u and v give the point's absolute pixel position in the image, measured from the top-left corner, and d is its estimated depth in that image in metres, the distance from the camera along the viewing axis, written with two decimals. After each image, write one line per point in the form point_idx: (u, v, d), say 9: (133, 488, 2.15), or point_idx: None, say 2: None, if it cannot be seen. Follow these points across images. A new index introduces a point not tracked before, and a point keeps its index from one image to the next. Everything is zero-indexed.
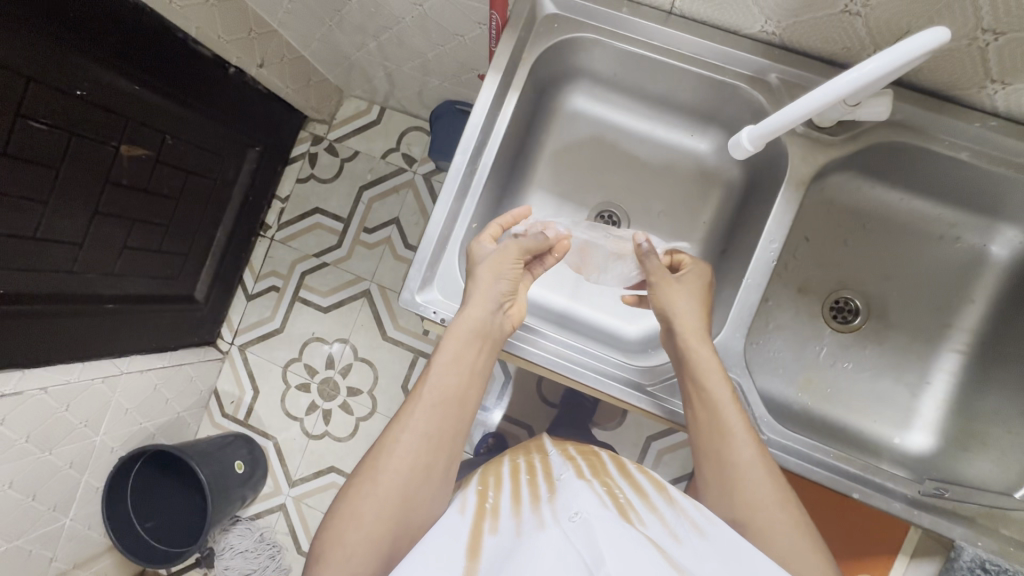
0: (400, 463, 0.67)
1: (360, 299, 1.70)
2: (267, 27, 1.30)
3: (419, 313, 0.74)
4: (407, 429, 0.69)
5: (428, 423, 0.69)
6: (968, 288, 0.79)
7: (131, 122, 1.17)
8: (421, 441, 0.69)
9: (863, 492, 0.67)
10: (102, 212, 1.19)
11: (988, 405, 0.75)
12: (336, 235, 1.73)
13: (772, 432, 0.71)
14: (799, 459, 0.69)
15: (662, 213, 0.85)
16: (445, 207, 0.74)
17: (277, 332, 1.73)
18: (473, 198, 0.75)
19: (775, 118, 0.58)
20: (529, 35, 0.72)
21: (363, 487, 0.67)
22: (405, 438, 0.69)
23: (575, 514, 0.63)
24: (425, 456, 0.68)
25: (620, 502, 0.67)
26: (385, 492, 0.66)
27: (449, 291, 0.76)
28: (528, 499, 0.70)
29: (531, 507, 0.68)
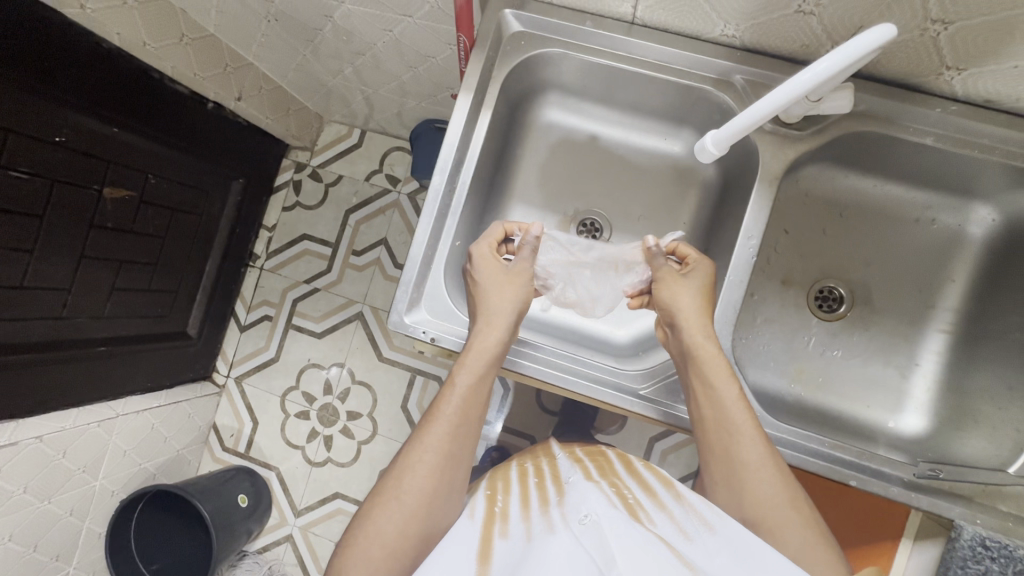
0: (416, 480, 0.69)
1: (354, 322, 1.70)
2: (243, 61, 1.32)
3: (409, 333, 0.74)
4: (424, 446, 0.70)
5: (445, 439, 0.71)
6: (948, 268, 0.80)
7: (112, 164, 1.18)
8: (437, 457, 0.70)
9: (860, 478, 0.67)
10: (88, 256, 1.19)
11: (979, 383, 0.76)
12: (326, 260, 1.73)
13: (766, 426, 0.71)
14: (795, 450, 0.70)
15: (642, 217, 0.86)
16: (427, 226, 0.74)
17: (273, 362, 1.73)
18: (455, 216, 0.76)
19: (737, 121, 0.59)
20: (497, 53, 0.74)
21: (382, 508, 0.68)
22: (422, 455, 0.70)
23: (584, 517, 0.64)
24: (439, 474, 0.69)
25: (631, 501, 0.69)
26: (405, 510, 0.67)
27: (438, 310, 0.76)
28: (537, 503, 0.71)
29: (540, 511, 0.69)
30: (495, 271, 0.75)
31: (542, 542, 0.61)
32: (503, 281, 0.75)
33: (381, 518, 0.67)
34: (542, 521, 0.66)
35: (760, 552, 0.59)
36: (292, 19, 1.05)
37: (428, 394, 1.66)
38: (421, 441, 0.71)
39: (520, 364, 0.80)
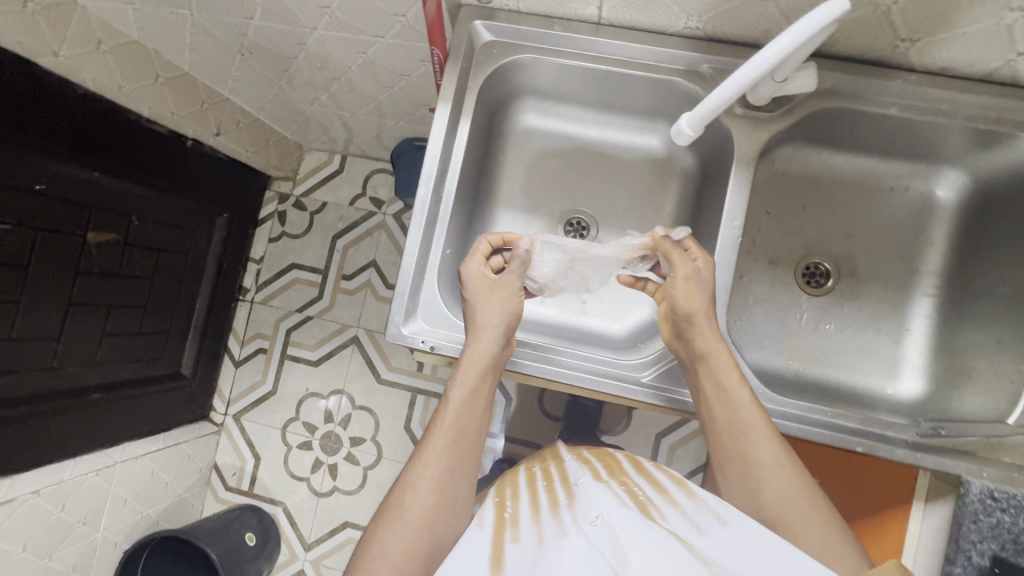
0: (422, 496, 0.69)
1: (350, 346, 1.69)
2: (218, 97, 1.33)
3: (408, 344, 0.74)
4: (428, 461, 0.71)
5: (446, 455, 0.71)
6: (926, 234, 0.82)
7: (95, 209, 1.17)
8: (442, 473, 0.71)
9: (866, 444, 0.68)
10: (75, 303, 1.17)
11: (971, 339, 0.77)
12: (317, 287, 1.73)
13: (768, 402, 0.72)
14: (798, 422, 0.71)
15: (628, 211, 0.88)
16: (418, 236, 0.75)
17: (271, 394, 1.71)
18: (444, 224, 0.76)
19: (709, 100, 0.61)
20: (471, 63, 0.75)
21: (388, 528, 0.68)
22: (426, 471, 0.70)
23: (595, 518, 0.64)
24: (443, 490, 0.70)
25: (641, 497, 0.69)
26: (412, 526, 0.67)
27: (435, 318, 0.77)
28: (547, 506, 0.71)
29: (550, 514, 0.69)
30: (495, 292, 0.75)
31: (556, 548, 0.61)
32: (496, 295, 0.75)
33: (388, 539, 0.67)
34: (553, 526, 0.66)
35: (773, 548, 0.59)
36: (266, 51, 1.06)
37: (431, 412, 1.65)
38: (424, 457, 0.71)
39: (521, 364, 0.80)
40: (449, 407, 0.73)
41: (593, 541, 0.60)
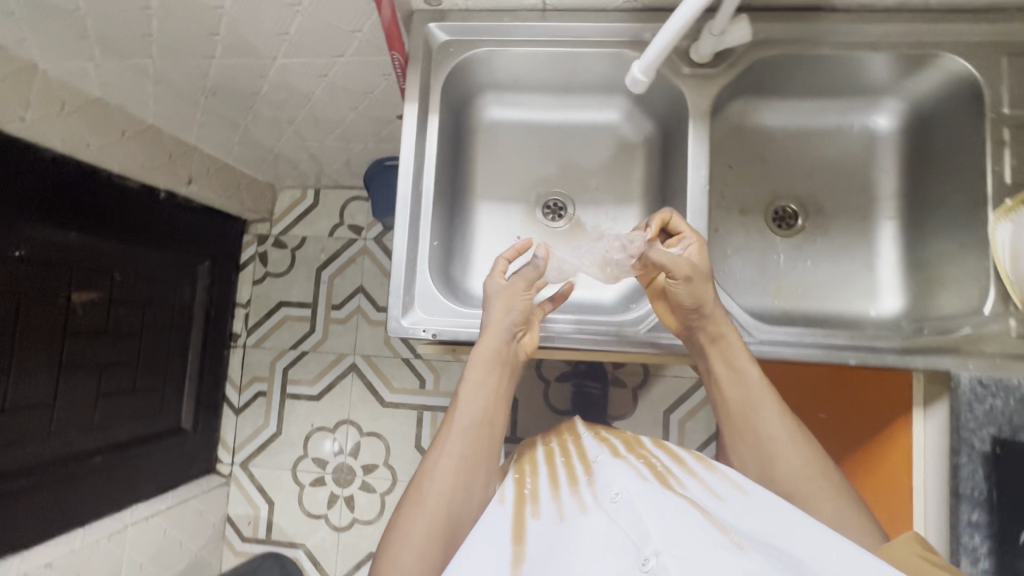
0: (441, 482, 0.70)
1: (349, 375, 1.69)
2: (186, 146, 1.35)
3: (410, 335, 0.76)
4: (445, 448, 0.73)
5: (465, 443, 0.73)
6: (876, 163, 0.88)
7: (76, 270, 1.18)
8: (457, 460, 0.72)
9: (858, 355, 0.72)
10: (67, 366, 1.16)
11: (935, 249, 0.81)
12: (308, 321, 1.73)
13: (761, 332, 0.76)
14: (791, 348, 0.74)
15: (600, 185, 0.92)
16: (403, 230, 0.77)
17: (276, 436, 1.69)
18: (427, 216, 0.79)
19: (655, 44, 0.66)
20: (431, 63, 0.79)
21: (410, 513, 0.69)
22: (443, 457, 0.72)
23: (616, 496, 0.65)
24: (463, 476, 0.71)
25: (660, 468, 0.71)
26: (431, 511, 0.68)
27: (432, 307, 0.78)
28: (566, 482, 0.73)
29: (570, 490, 0.71)
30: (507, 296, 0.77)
31: (579, 530, 0.62)
32: (506, 298, 0.76)
33: (410, 523, 0.68)
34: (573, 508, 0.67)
35: (791, 517, 0.59)
36: (230, 92, 1.10)
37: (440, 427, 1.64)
38: (441, 445, 0.74)
39: None
40: (462, 400, 0.76)
41: (613, 519, 0.61)
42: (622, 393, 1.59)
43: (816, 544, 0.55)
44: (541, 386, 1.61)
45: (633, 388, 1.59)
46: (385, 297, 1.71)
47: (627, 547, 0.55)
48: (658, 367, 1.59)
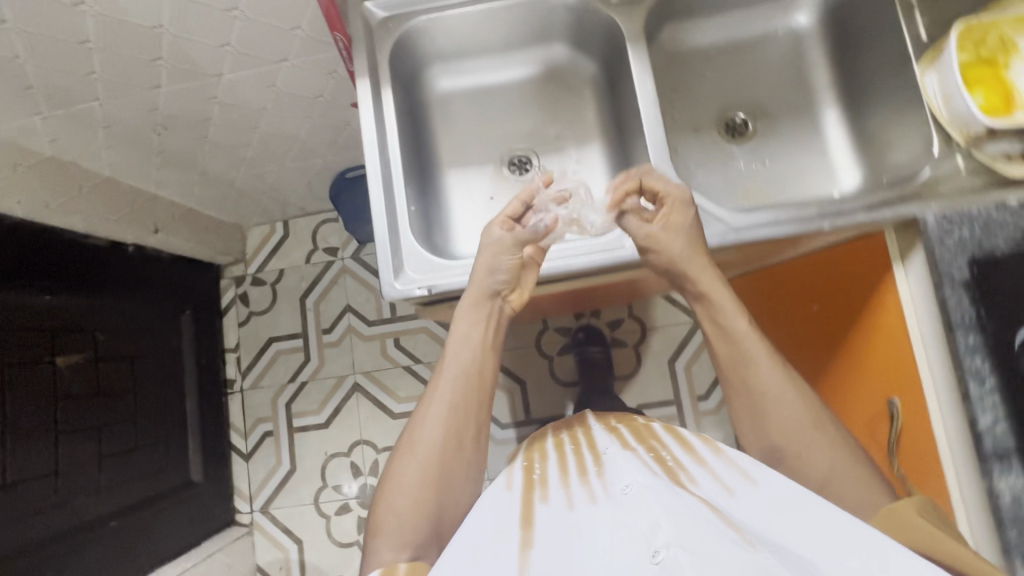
0: (431, 436, 0.74)
1: (354, 395, 1.67)
2: (146, 194, 1.35)
3: (406, 295, 0.76)
4: (434, 401, 0.76)
5: (453, 394, 0.76)
6: (805, 59, 0.94)
7: (56, 333, 1.15)
8: (446, 415, 0.75)
9: (832, 221, 0.75)
10: (64, 432, 1.13)
11: (877, 120, 0.86)
12: (301, 352, 1.71)
13: (739, 221, 0.77)
14: (770, 228, 0.76)
15: (557, 132, 0.95)
16: (380, 197, 0.77)
17: (292, 473, 1.65)
18: (399, 181, 0.80)
19: None
20: (374, 40, 0.82)
21: (404, 459, 0.75)
22: (433, 411, 0.76)
23: (627, 487, 0.63)
24: (453, 426, 0.75)
25: (670, 463, 0.68)
26: (421, 464, 0.73)
27: (422, 265, 0.78)
28: (574, 470, 0.73)
29: (579, 479, 0.70)
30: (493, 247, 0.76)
31: (589, 524, 0.61)
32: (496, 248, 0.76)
33: (405, 468, 0.74)
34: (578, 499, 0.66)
35: (810, 509, 0.56)
36: (182, 124, 1.11)
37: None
38: (431, 398, 0.77)
39: None
40: (451, 355, 0.77)
41: (619, 513, 0.59)
42: (625, 353, 1.61)
43: (839, 537, 0.52)
44: (545, 362, 1.63)
45: (635, 346, 1.61)
46: (374, 311, 1.70)
47: (637, 543, 0.53)
48: (654, 320, 1.61)
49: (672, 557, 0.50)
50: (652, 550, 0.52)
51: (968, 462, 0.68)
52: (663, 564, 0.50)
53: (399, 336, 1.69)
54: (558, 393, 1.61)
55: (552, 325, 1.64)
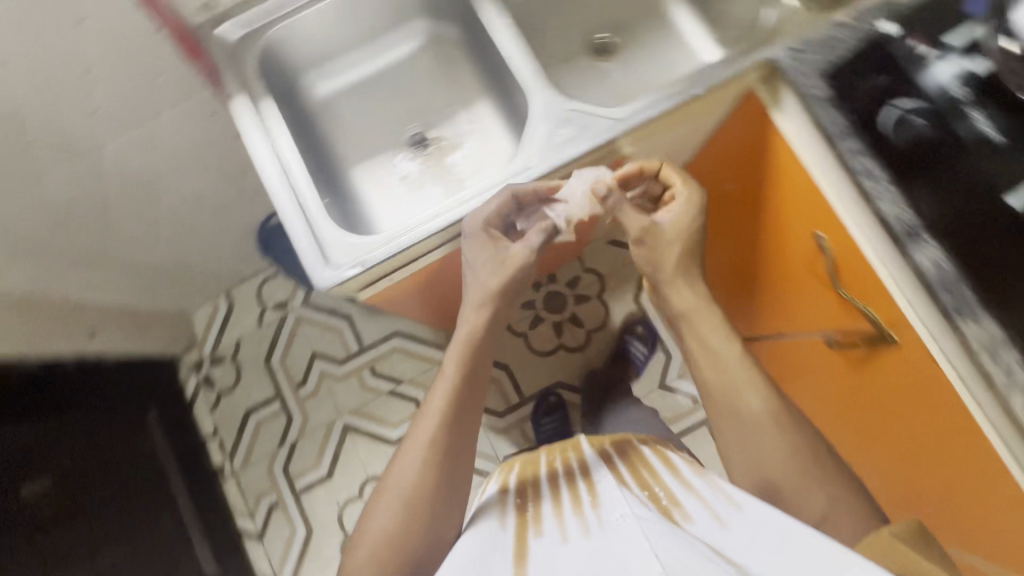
0: (417, 469, 0.86)
1: (348, 437, 1.63)
2: (70, 301, 1.31)
3: (339, 279, 0.75)
4: (423, 434, 0.88)
5: (438, 425, 0.88)
6: None
7: (14, 466, 1.08)
8: (430, 448, 0.87)
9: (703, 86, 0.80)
10: (52, 564, 1.05)
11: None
12: (282, 413, 1.67)
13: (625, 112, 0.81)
14: (653, 110, 0.80)
15: (444, 101, 0.99)
16: (284, 197, 0.79)
17: (310, 536, 1.58)
18: (301, 178, 0.81)
19: None
20: (237, 57, 0.86)
21: (390, 486, 0.87)
22: (420, 444, 0.88)
23: (618, 511, 0.75)
24: (438, 452, 0.87)
25: (665, 502, 0.79)
26: (409, 492, 0.85)
27: (346, 247, 0.78)
28: (569, 504, 0.85)
29: (574, 511, 0.83)
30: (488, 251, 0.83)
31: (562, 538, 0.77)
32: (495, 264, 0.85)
33: (390, 491, 0.86)
34: (559, 527, 0.81)
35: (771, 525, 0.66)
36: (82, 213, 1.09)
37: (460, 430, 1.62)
38: (419, 434, 0.89)
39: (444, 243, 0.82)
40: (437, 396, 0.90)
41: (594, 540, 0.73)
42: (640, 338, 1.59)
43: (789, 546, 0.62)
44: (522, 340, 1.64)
45: (600, 296, 1.65)
46: (342, 349, 1.69)
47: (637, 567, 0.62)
48: (610, 265, 1.66)
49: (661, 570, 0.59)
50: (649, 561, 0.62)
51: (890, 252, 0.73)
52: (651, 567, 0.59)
53: (375, 364, 1.68)
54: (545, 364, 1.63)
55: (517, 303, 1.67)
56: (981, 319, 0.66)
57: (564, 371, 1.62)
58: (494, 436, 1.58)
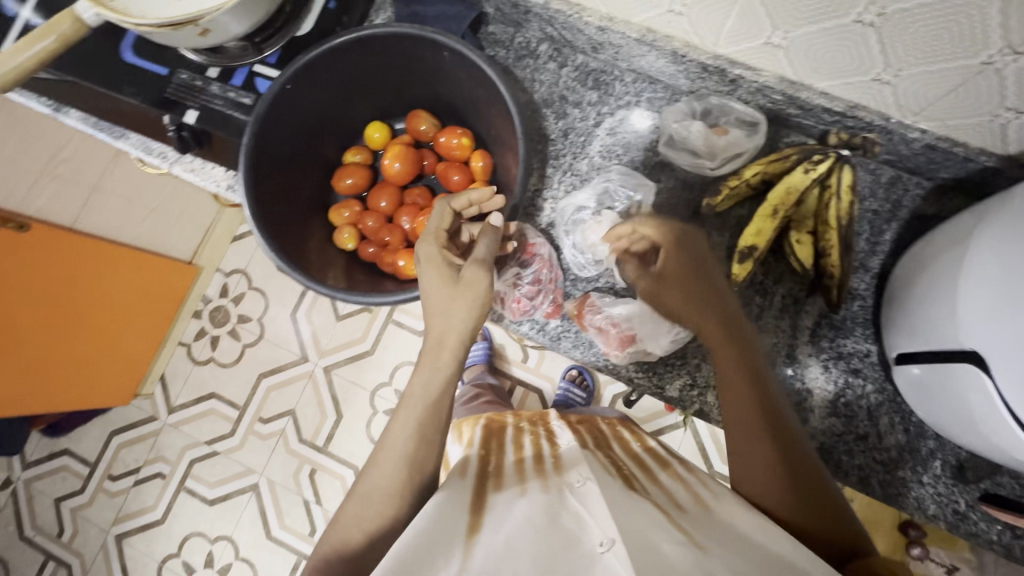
0: (399, 475, 0.51)
1: (126, 546, 1.39)
2: None
3: None
4: (393, 446, 0.52)
5: (425, 392, 0.54)
6: None
7: None
8: (410, 462, 0.51)
9: None
10: None
11: None
12: (68, 521, 1.41)
13: None
14: None
15: None
16: None
17: (163, 518, 1.39)
18: None
19: None
20: None
21: (370, 479, 0.51)
22: (400, 453, 0.52)
23: (580, 479, 0.52)
24: (427, 421, 0.53)
25: (545, 464, 0.59)
26: (392, 494, 0.50)
27: None
28: (535, 459, 0.61)
29: (536, 467, 0.58)
30: (429, 282, 0.56)
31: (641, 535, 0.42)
32: (449, 297, 0.55)
33: (364, 480, 0.51)
34: (548, 499, 0.49)
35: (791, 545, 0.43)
36: None
37: (216, 467, 1.39)
38: (389, 448, 0.52)
39: None
40: (419, 379, 0.54)
41: (563, 512, 0.47)
42: (575, 381, 1.21)
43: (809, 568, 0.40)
44: (191, 365, 1.45)
45: (250, 288, 1.46)
46: (50, 519, 1.41)
47: (555, 556, 0.42)
48: (241, 258, 1.47)
49: (618, 553, 0.41)
50: (595, 545, 0.43)
51: (371, 53, 0.64)
52: (611, 560, 0.41)
53: (110, 470, 1.42)
54: (248, 367, 1.43)
55: (193, 340, 1.47)
56: (124, 136, 0.77)
57: (262, 363, 1.42)
58: (227, 460, 1.39)
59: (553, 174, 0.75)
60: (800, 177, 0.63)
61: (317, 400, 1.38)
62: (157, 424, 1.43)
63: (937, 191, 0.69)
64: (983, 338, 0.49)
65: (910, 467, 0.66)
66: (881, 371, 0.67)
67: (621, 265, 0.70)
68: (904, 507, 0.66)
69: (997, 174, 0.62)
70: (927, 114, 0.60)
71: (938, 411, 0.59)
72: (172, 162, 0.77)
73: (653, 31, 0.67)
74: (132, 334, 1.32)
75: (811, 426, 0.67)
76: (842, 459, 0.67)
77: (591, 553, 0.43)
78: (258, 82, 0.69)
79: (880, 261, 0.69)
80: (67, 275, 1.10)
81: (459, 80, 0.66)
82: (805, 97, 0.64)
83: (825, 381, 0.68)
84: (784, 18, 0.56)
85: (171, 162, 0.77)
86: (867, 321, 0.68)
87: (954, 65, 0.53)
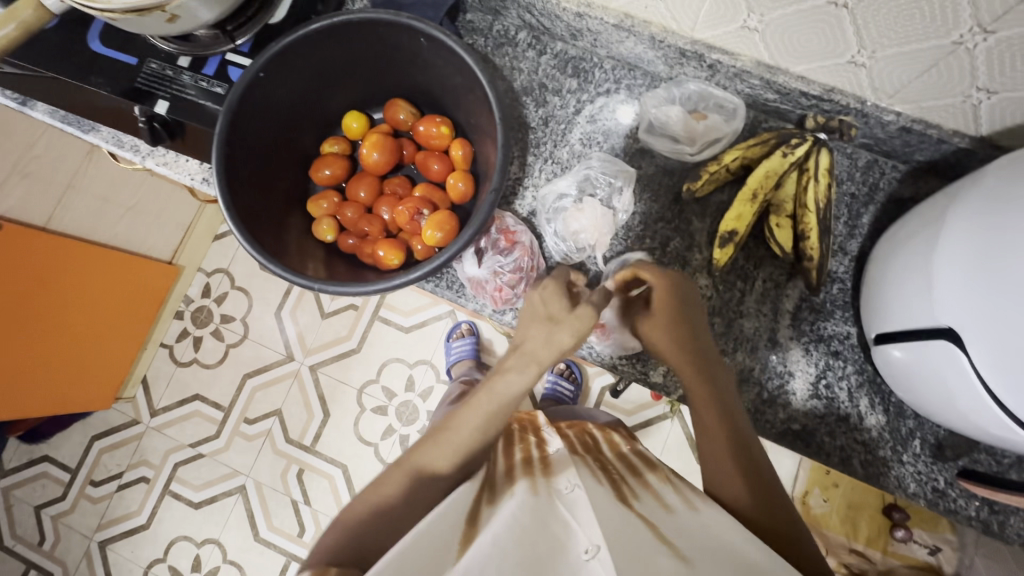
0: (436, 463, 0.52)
1: (111, 551, 1.36)
2: None
3: None
4: (454, 430, 0.54)
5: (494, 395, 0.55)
6: None
7: None
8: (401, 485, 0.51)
9: None
10: None
11: None
12: (49, 528, 1.38)
13: None
14: None
15: None
16: None
17: (147, 523, 1.36)
18: None
19: None
20: None
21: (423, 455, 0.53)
22: (453, 439, 0.54)
23: (570, 485, 0.53)
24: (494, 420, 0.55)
25: (535, 462, 0.60)
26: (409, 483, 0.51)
27: None
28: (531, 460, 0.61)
29: (524, 469, 0.58)
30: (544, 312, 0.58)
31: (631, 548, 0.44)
32: (555, 322, 0.57)
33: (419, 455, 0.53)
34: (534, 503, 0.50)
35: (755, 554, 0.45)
36: None
37: (201, 470, 1.37)
38: (451, 430, 0.54)
39: None
40: (504, 379, 0.55)
41: (552, 517, 0.49)
42: (563, 373, 1.21)
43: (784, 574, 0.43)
44: (173, 366, 1.43)
45: (233, 287, 1.43)
46: (30, 527, 1.38)
47: (543, 560, 0.44)
48: (223, 257, 1.45)
49: (603, 559, 0.42)
50: (581, 551, 0.45)
51: (348, 40, 0.63)
52: (596, 566, 0.42)
53: (92, 476, 1.39)
54: (232, 367, 1.41)
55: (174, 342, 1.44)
56: (94, 129, 0.75)
57: (246, 363, 1.40)
58: (212, 463, 1.37)
59: (534, 163, 0.74)
60: (778, 161, 0.64)
61: (303, 400, 1.37)
62: (139, 427, 1.41)
63: (913, 174, 0.70)
64: (959, 315, 0.50)
65: (890, 447, 0.67)
66: (860, 353, 0.68)
67: (602, 253, 0.71)
68: (886, 487, 0.66)
69: (970, 156, 0.63)
70: (901, 97, 0.61)
71: (915, 390, 0.60)
72: (145, 155, 0.75)
73: (631, 16, 0.66)
74: (112, 337, 1.29)
75: (792, 409, 0.68)
76: (824, 441, 0.67)
77: (576, 560, 0.44)
78: (231, 71, 0.67)
79: (858, 244, 0.70)
80: (41, 279, 1.07)
81: (436, 66, 0.65)
82: (782, 81, 0.65)
83: (806, 364, 0.68)
84: (760, 0, 0.56)
85: (144, 155, 0.75)
86: (846, 303, 0.69)
87: (927, 46, 0.53)
